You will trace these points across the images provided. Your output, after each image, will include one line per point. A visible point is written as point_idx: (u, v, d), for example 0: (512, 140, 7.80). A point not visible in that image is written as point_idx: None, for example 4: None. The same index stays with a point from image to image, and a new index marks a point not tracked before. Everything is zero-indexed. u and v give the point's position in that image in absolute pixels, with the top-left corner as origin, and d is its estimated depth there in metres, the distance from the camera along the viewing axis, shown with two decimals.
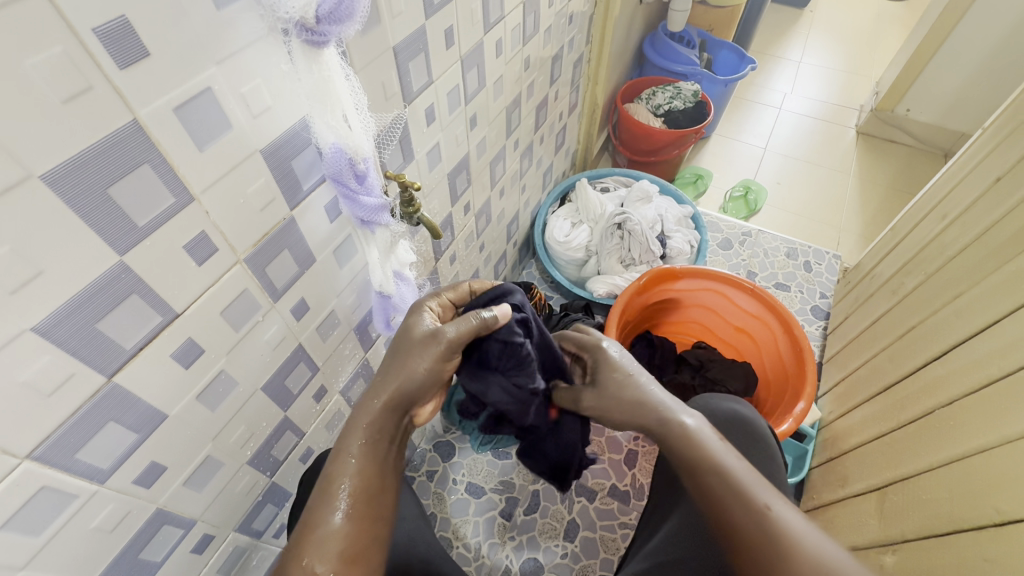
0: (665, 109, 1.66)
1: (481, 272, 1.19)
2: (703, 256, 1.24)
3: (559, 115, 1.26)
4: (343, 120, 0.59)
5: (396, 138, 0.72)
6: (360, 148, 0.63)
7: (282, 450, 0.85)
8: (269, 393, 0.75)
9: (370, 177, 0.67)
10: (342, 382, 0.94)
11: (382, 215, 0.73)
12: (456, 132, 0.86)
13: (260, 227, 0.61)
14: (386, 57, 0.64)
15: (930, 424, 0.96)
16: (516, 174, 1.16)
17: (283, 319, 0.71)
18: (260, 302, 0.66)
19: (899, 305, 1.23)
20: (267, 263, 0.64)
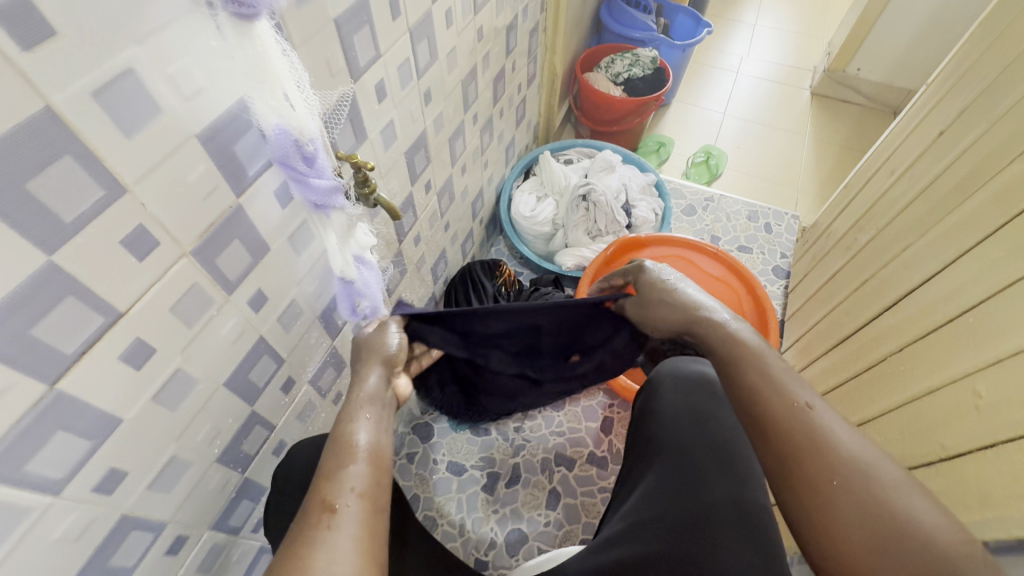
0: (624, 77, 1.65)
1: (448, 251, 1.18)
2: (668, 223, 1.26)
3: (517, 87, 1.23)
4: (281, 97, 0.58)
5: (345, 114, 0.69)
6: (305, 126, 0.61)
7: (253, 445, 0.84)
8: (233, 389, 0.73)
9: (319, 159, 0.66)
10: (311, 372, 0.92)
11: (335, 195, 0.72)
12: (411, 108, 0.84)
13: (206, 216, 0.58)
14: (327, 30, 0.61)
15: (886, 367, 1.01)
16: (477, 150, 1.14)
17: (241, 312, 0.69)
18: (214, 296, 0.63)
19: (855, 257, 1.28)
20: (217, 254, 0.61)
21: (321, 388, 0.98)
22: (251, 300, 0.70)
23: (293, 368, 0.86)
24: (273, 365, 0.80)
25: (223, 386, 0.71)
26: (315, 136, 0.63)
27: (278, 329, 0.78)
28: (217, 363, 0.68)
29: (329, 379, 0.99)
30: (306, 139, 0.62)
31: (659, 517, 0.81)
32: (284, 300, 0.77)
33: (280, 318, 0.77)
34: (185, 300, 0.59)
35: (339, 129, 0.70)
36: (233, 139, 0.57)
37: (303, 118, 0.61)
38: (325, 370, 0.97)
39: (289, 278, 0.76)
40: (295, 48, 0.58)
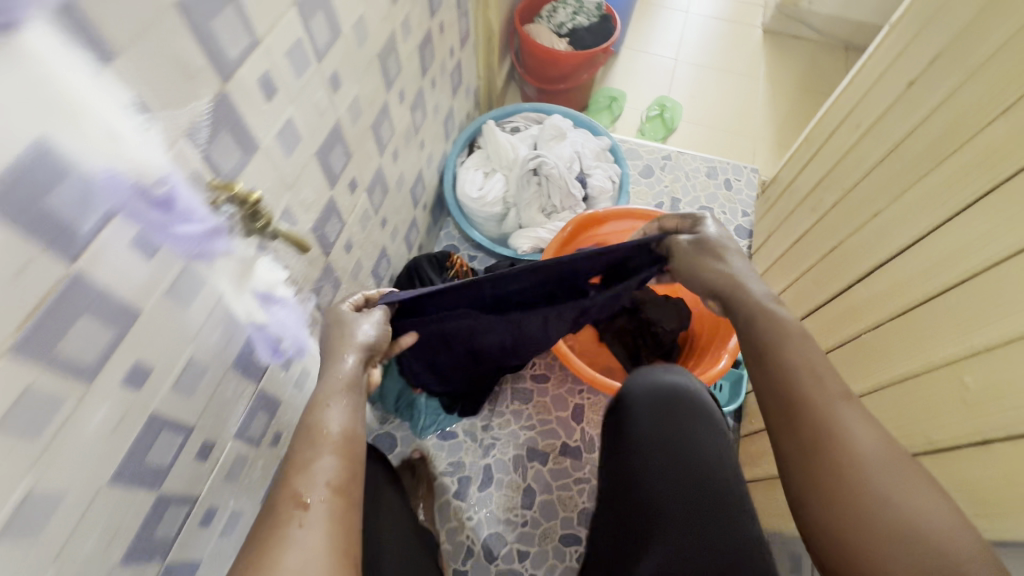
0: (569, 28, 1.50)
1: (388, 249, 1.07)
2: (626, 192, 1.16)
3: (449, 52, 1.09)
4: (109, 133, 0.46)
5: (217, 129, 0.58)
6: (149, 162, 0.50)
7: (171, 524, 0.69)
8: (126, 482, 0.59)
9: (185, 202, 0.56)
10: (235, 427, 0.77)
11: (218, 240, 0.61)
12: (315, 99, 0.71)
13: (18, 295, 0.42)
14: (164, 23, 0.48)
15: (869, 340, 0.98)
16: (409, 130, 1.01)
17: (114, 396, 0.54)
18: (64, 391, 0.49)
19: (827, 215, 1.23)
20: (58, 336, 0.47)
21: (250, 439, 0.82)
22: (127, 378, 0.55)
23: (208, 432, 0.71)
24: (179, 438, 0.66)
25: (107, 486, 0.57)
26: (171, 172, 0.53)
27: (176, 399, 0.63)
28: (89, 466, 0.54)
29: (259, 429, 0.83)
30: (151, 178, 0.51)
31: (682, 554, 0.78)
32: (180, 361, 0.62)
33: (173, 387, 0.62)
34: (19, 408, 0.45)
35: (224, 152, 0.59)
36: (40, 195, 0.42)
37: (145, 155, 0.50)
38: (253, 419, 0.81)
39: (183, 336, 0.61)
40: (111, 65, 0.44)
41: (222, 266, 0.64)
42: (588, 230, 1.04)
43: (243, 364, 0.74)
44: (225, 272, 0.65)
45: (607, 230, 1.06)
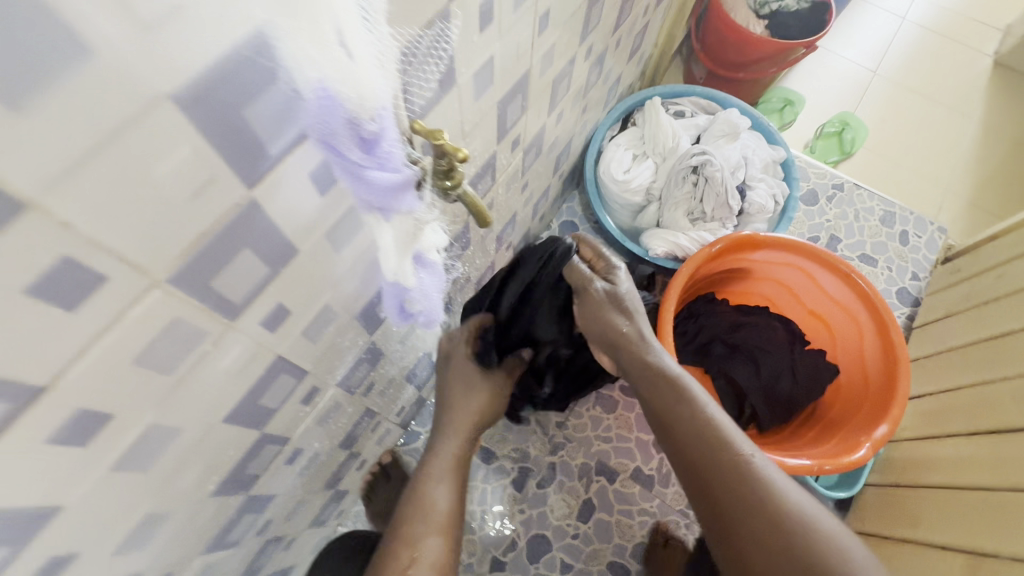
0: (772, 9, 1.14)
1: (518, 216, 0.85)
2: (788, 216, 1.00)
3: (644, 10, 0.86)
4: (368, 40, 0.26)
5: (438, 75, 0.38)
6: (376, 91, 0.27)
7: (295, 496, 0.62)
8: (228, 490, 0.45)
9: (388, 139, 0.30)
10: (327, 431, 0.59)
11: (406, 197, 0.35)
12: (519, 40, 0.48)
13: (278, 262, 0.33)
14: None
15: (937, 456, 0.78)
16: (581, 91, 0.79)
17: (259, 395, 0.41)
18: (258, 373, 0.39)
19: (971, 280, 0.95)
20: (168, 340, 0.29)
21: (356, 436, 0.72)
22: (267, 319, 0.36)
23: (306, 435, 0.55)
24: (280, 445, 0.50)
25: (220, 422, 0.38)
26: (387, 107, 0.29)
27: (307, 399, 0.50)
28: (172, 461, 0.35)
29: (348, 421, 0.64)
30: (369, 110, 0.27)
31: None
32: (353, 353, 0.54)
33: (305, 329, 0.42)
34: (140, 445, 0.31)
35: (422, 83, 0.36)
36: (252, 94, 0.24)
37: (371, 79, 0.26)
38: (342, 413, 0.61)
39: (310, 342, 0.44)
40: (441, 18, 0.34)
41: (397, 225, 0.38)
42: (736, 252, 0.90)
43: (356, 363, 0.56)
44: (398, 236, 0.38)
45: (757, 255, 0.91)
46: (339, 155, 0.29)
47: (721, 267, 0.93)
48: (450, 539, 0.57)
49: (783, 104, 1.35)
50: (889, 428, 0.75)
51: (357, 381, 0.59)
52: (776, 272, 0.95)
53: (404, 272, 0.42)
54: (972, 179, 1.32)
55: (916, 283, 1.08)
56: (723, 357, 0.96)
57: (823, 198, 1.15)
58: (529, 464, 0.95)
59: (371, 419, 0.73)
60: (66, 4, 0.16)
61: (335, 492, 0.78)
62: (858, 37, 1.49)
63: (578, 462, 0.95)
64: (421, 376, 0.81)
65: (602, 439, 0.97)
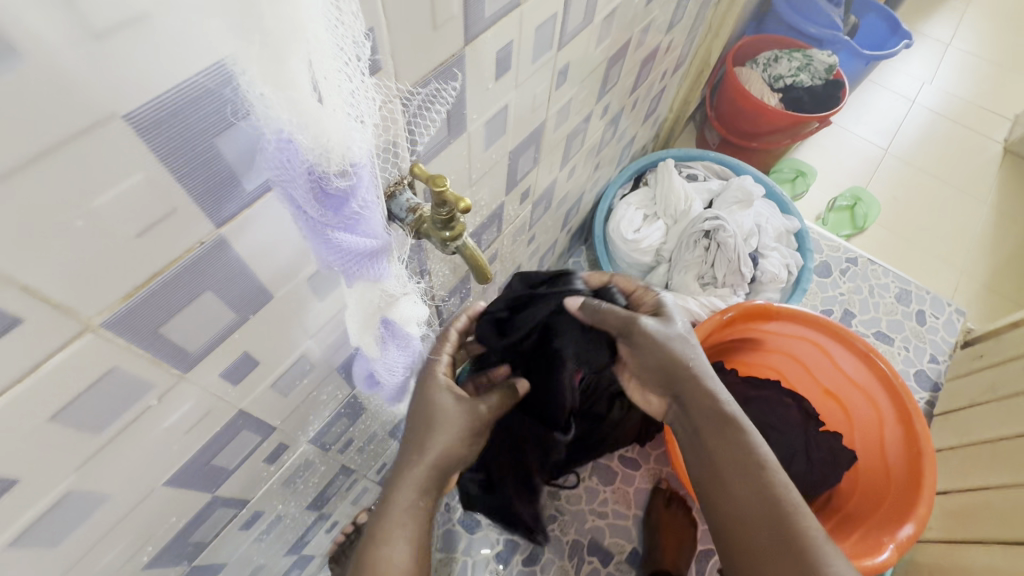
0: (786, 83, 1.16)
1: (523, 267, 0.82)
2: (801, 287, 0.96)
3: (661, 75, 0.86)
4: (347, 86, 0.22)
5: (444, 115, 0.35)
6: (348, 140, 0.23)
7: (249, 564, 0.55)
8: (164, 564, 0.39)
9: (362, 198, 0.26)
10: (294, 490, 0.53)
11: (376, 263, 0.30)
12: (536, 91, 0.46)
13: (247, 305, 0.29)
14: (506, 20, 0.35)
15: (968, 564, 0.70)
16: (595, 147, 0.78)
17: (215, 454, 0.36)
18: (217, 427, 0.34)
19: (995, 368, 0.90)
20: (98, 395, 0.24)
21: (326, 497, 0.65)
22: (228, 371, 0.32)
23: (268, 496, 0.49)
24: (235, 509, 0.44)
25: (162, 486, 0.33)
26: (362, 164, 0.24)
27: (271, 459, 0.44)
28: (95, 532, 0.30)
29: (319, 479, 0.58)
30: (335, 163, 0.23)
31: None
32: (330, 407, 0.49)
33: (274, 382, 0.37)
34: (52, 515, 0.26)
35: (428, 129, 0.34)
36: (217, 129, 0.21)
37: (345, 126, 0.23)
38: (313, 471, 0.55)
39: (279, 396, 0.39)
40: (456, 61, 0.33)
41: (359, 292, 0.33)
42: (749, 321, 0.86)
43: (330, 420, 0.51)
44: (361, 304, 0.34)
45: (770, 325, 0.87)
46: (300, 210, 0.25)
47: (732, 336, 0.89)
48: None
49: (795, 175, 1.35)
50: (916, 530, 0.68)
51: (332, 437, 0.54)
52: (789, 345, 0.90)
53: (365, 339, 0.38)
54: (988, 261, 1.30)
55: (935, 367, 1.03)
56: None
57: (837, 272, 1.12)
58: (516, 536, 0.87)
59: (347, 477, 0.67)
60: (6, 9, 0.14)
61: (299, 557, 0.70)
62: (869, 116, 1.51)
63: (569, 538, 0.87)
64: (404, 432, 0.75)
65: (597, 513, 0.89)
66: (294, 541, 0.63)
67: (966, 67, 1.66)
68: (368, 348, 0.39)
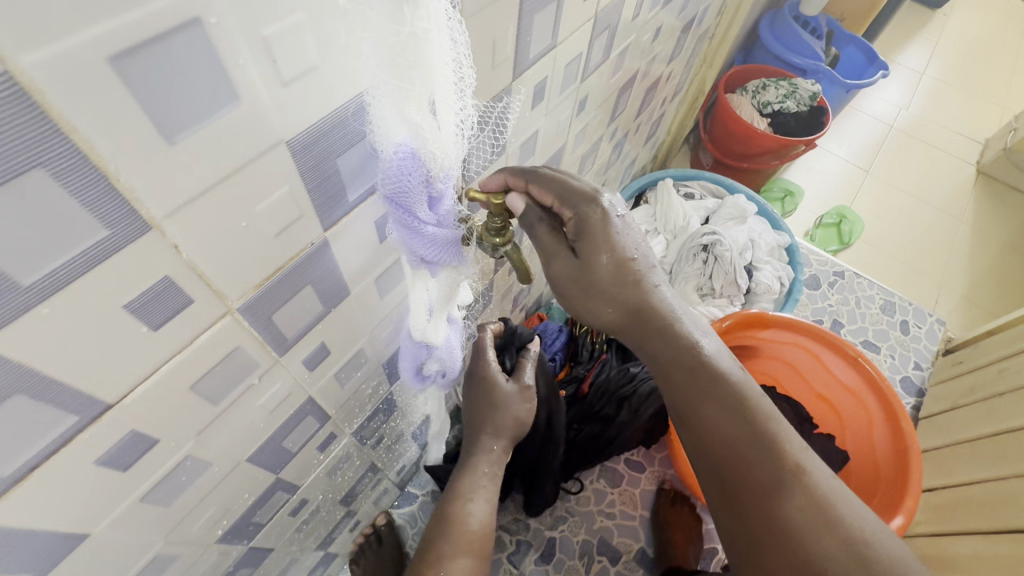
0: (774, 109, 1.24)
1: (535, 279, 0.87)
2: (793, 298, 1.02)
3: (661, 102, 0.94)
4: (455, 110, 0.28)
5: (494, 144, 0.41)
6: (450, 153, 0.29)
7: (286, 554, 0.58)
8: (229, 541, 0.43)
9: (448, 200, 0.33)
10: (332, 483, 0.57)
11: (454, 258, 0.37)
12: (560, 118, 0.52)
13: (331, 298, 0.34)
14: (544, 60, 0.41)
15: (953, 554, 0.76)
16: (602, 167, 0.84)
17: (283, 437, 0.40)
18: (289, 410, 0.38)
19: (974, 372, 0.97)
20: (222, 371, 0.29)
21: (354, 494, 0.68)
22: (308, 359, 0.36)
23: (313, 485, 0.53)
24: (288, 495, 0.48)
25: (245, 461, 0.37)
26: (454, 171, 0.31)
27: (321, 447, 0.48)
28: (193, 499, 0.34)
29: (353, 474, 0.62)
30: (438, 170, 0.30)
31: None
32: (372, 402, 0.53)
33: (337, 373, 0.42)
34: (170, 478, 0.30)
35: (481, 153, 0.40)
36: (349, 145, 0.27)
37: (450, 141, 0.29)
38: (349, 465, 0.59)
39: (338, 386, 0.43)
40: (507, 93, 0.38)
41: (439, 278, 0.39)
42: (746, 329, 0.92)
43: (370, 415, 0.55)
44: (442, 286, 0.40)
45: (765, 333, 0.93)
46: (408, 213, 0.31)
47: (730, 343, 0.94)
48: (480, 563, 0.44)
49: (784, 195, 1.43)
50: (905, 520, 0.73)
51: (369, 432, 0.58)
52: (783, 352, 0.96)
53: (433, 326, 0.43)
54: (968, 276, 1.37)
55: (919, 373, 1.09)
56: None
57: (825, 284, 1.19)
58: (528, 537, 0.90)
59: (374, 474, 0.70)
60: (239, 71, 0.19)
61: (325, 554, 0.73)
62: (850, 139, 1.61)
63: (579, 538, 0.91)
64: (426, 434, 0.79)
65: (605, 514, 0.93)
66: (322, 537, 0.66)
67: (939, 94, 1.77)
68: (432, 334, 0.43)
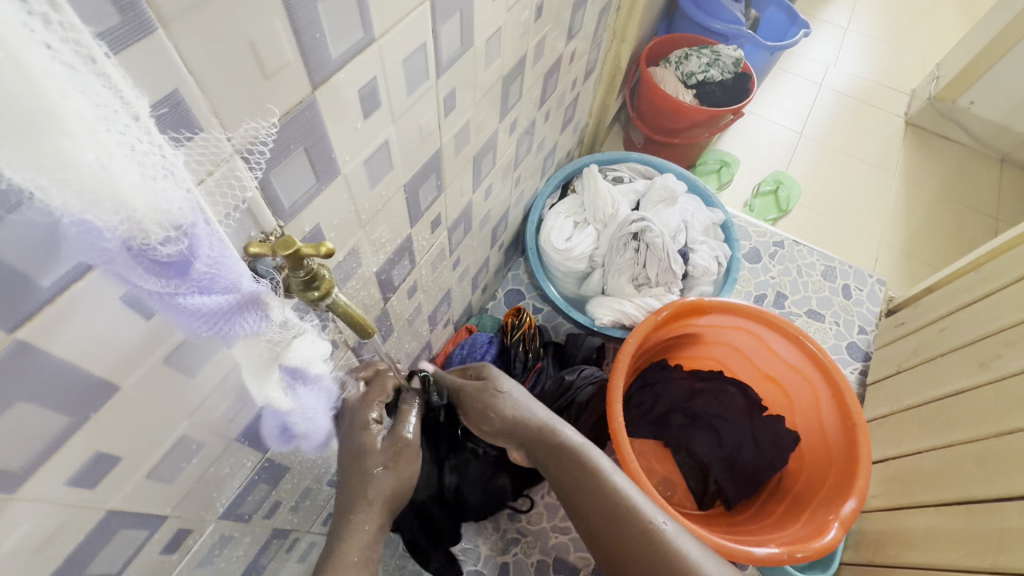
0: (698, 79, 1.19)
1: (453, 291, 0.80)
2: (732, 276, 0.98)
3: (572, 83, 0.87)
4: (137, 152, 0.21)
5: (306, 162, 0.33)
6: (163, 206, 0.23)
7: None
8: None
9: (204, 256, 0.26)
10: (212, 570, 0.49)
11: (251, 316, 0.32)
12: (419, 123, 0.44)
13: (88, 402, 0.26)
14: (362, 61, 0.33)
15: (909, 529, 0.74)
16: (511, 163, 0.77)
17: (84, 565, 0.32)
18: (76, 538, 0.30)
19: (915, 333, 0.95)
20: None
21: (258, 567, 0.60)
22: (80, 476, 0.28)
23: None
24: None
25: None
26: (189, 225, 0.25)
27: (169, 549, 0.40)
28: None
29: (246, 550, 0.54)
30: (153, 229, 0.23)
31: None
32: (238, 480, 0.45)
33: (151, 472, 0.34)
34: None
35: (288, 180, 0.32)
36: None
37: (148, 197, 0.22)
38: (235, 545, 0.51)
39: (161, 484, 0.35)
40: (308, 104, 0.30)
41: (244, 347, 0.35)
42: (686, 317, 0.87)
43: (243, 493, 0.47)
44: (249, 359, 0.36)
45: (705, 319, 0.89)
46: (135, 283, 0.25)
47: (670, 334, 0.89)
48: None
49: (719, 166, 1.40)
50: (857, 503, 0.70)
51: (251, 507, 0.50)
52: (725, 335, 0.92)
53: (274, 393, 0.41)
54: (905, 232, 1.37)
55: (864, 338, 1.07)
56: (682, 429, 0.91)
57: (766, 256, 1.16)
58: (480, 567, 0.84)
59: (283, 539, 0.62)
60: None
61: None
62: (781, 102, 1.58)
63: (534, 559, 0.85)
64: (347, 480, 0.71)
65: (559, 529, 0.87)
66: None
67: (864, 48, 1.76)
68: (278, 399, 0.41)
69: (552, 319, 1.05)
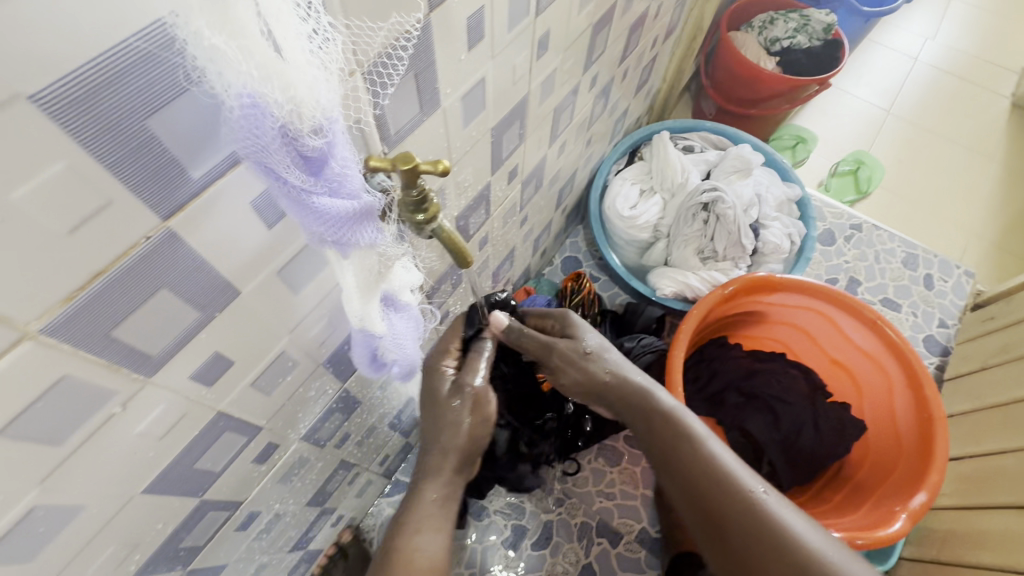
0: (783, 46, 1.12)
1: (517, 250, 0.80)
2: (805, 255, 0.94)
3: (651, 43, 0.83)
4: (303, 33, 0.21)
5: (414, 88, 0.33)
6: (318, 97, 0.22)
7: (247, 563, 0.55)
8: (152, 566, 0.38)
9: (339, 158, 0.25)
10: (290, 488, 0.52)
11: (367, 224, 0.29)
12: (513, 63, 0.44)
13: (213, 300, 0.28)
14: None
15: (983, 530, 0.69)
16: (585, 122, 0.75)
17: (195, 460, 0.35)
18: (192, 432, 0.33)
19: (1006, 330, 0.88)
20: (58, 404, 0.23)
21: (325, 494, 0.64)
22: (201, 371, 0.30)
23: (264, 495, 0.48)
24: (228, 510, 0.43)
25: (142, 494, 0.32)
26: (334, 121, 0.24)
27: (259, 460, 0.43)
28: (72, 544, 0.29)
29: (318, 475, 0.57)
30: (309, 117, 0.22)
31: None
32: (319, 405, 0.47)
33: (254, 382, 0.36)
34: (24, 528, 0.25)
35: (398, 106, 0.32)
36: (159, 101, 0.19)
37: (313, 80, 0.22)
38: (309, 468, 0.54)
39: (260, 395, 0.37)
40: (423, 28, 0.30)
41: (358, 260, 0.32)
42: (753, 293, 0.83)
43: (321, 419, 0.49)
44: (360, 276, 0.32)
45: (774, 297, 0.85)
46: (280, 179, 0.24)
47: (734, 310, 0.86)
48: None
49: (795, 142, 1.32)
50: (928, 496, 0.67)
51: (326, 434, 0.53)
52: (792, 315, 0.88)
53: (368, 314, 0.35)
54: (1000, 223, 1.26)
55: (944, 332, 1.00)
56: (737, 408, 0.88)
57: (841, 239, 1.09)
58: (524, 521, 0.86)
59: (348, 471, 0.66)
60: None
61: (305, 553, 0.69)
62: (869, 76, 1.46)
63: (577, 520, 0.87)
64: (406, 424, 0.74)
65: (605, 495, 0.88)
66: (292, 540, 0.62)
67: (970, 20, 1.60)
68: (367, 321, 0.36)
69: (609, 288, 1.04)
